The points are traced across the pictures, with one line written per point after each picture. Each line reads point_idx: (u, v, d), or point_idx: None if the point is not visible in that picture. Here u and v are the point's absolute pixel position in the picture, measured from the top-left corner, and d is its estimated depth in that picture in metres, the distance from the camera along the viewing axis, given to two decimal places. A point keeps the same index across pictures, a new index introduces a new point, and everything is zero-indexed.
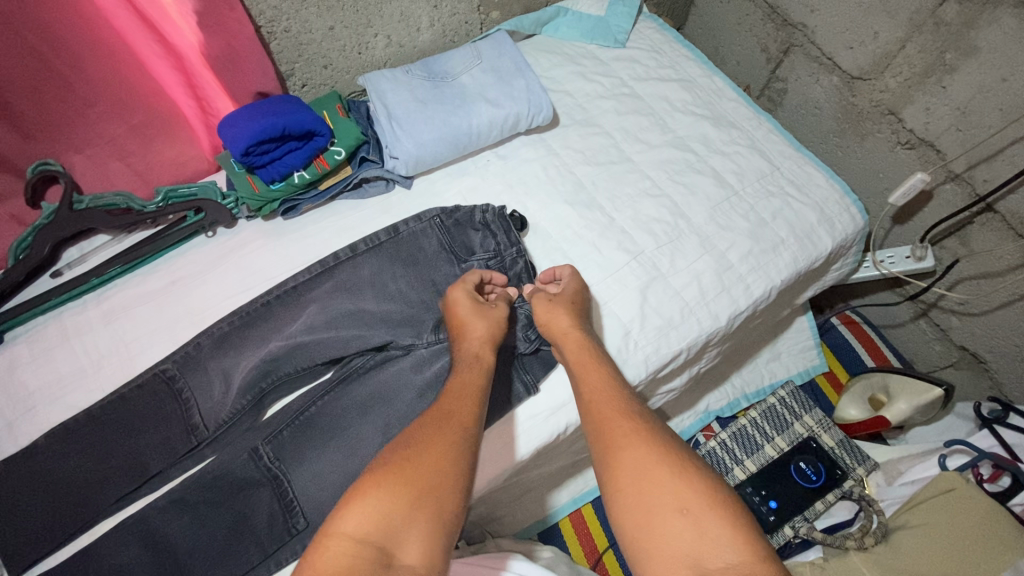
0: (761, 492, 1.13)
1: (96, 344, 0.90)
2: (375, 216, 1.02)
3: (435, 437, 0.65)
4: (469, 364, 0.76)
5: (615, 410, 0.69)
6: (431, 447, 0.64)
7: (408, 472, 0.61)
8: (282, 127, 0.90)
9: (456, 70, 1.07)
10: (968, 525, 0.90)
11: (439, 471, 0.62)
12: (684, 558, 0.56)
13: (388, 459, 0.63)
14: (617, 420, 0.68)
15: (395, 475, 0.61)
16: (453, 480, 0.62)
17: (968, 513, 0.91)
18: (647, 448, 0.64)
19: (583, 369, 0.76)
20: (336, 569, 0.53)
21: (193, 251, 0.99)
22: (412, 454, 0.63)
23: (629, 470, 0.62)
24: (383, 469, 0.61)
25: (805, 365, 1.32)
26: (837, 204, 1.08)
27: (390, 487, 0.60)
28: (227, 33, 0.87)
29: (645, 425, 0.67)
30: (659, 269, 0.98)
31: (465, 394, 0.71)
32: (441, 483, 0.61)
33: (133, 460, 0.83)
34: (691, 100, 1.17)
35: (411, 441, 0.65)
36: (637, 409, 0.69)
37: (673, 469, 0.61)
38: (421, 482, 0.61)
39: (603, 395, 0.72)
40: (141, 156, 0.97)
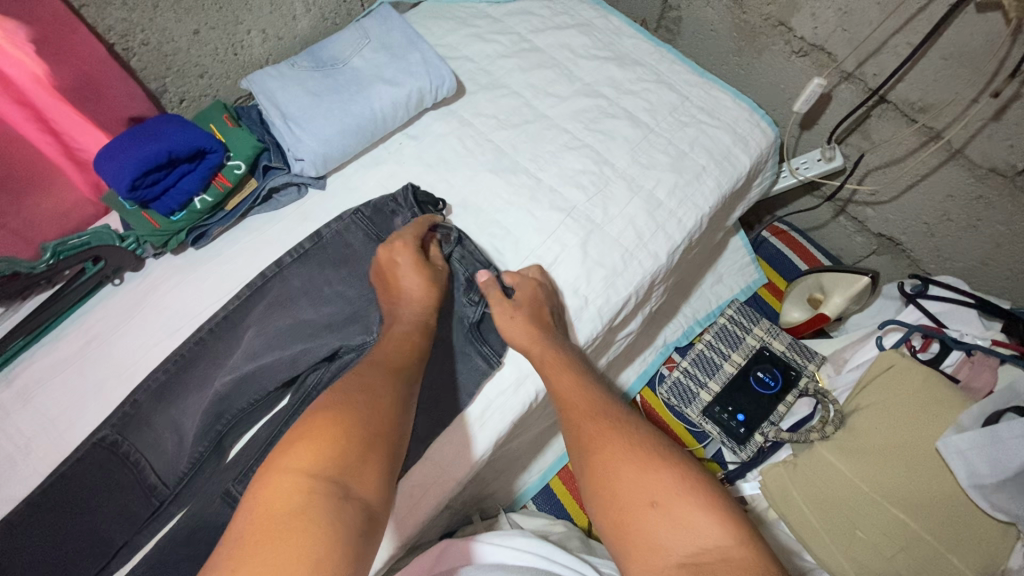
0: (728, 408, 1.19)
1: (17, 428, 0.82)
2: (295, 225, 0.96)
3: (368, 383, 0.70)
4: (411, 327, 0.81)
5: (589, 414, 0.74)
6: (370, 393, 0.68)
7: (348, 418, 0.64)
8: (167, 152, 0.82)
9: (346, 54, 1.00)
10: (909, 392, 1.00)
11: (378, 416, 0.66)
12: (662, 549, 0.60)
13: (328, 405, 0.65)
14: (589, 423, 0.72)
15: (335, 419, 0.63)
16: (389, 418, 0.67)
17: (910, 384, 1.00)
18: (618, 447, 0.68)
19: (552, 375, 0.80)
20: (286, 502, 0.55)
21: (101, 304, 0.91)
22: (350, 400, 0.66)
23: (603, 472, 0.67)
24: (321, 415, 0.64)
25: (745, 282, 1.38)
26: (747, 121, 1.11)
27: (330, 433, 0.61)
28: (75, 58, 0.79)
29: (614, 424, 0.72)
30: (594, 220, 0.98)
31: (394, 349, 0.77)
32: (380, 418, 0.66)
33: (96, 536, 0.78)
34: (592, 44, 1.15)
35: (351, 388, 0.69)
36: (608, 407, 0.75)
37: (641, 465, 0.66)
38: (367, 426, 0.64)
39: (578, 398, 0.76)
40: (14, 213, 0.86)
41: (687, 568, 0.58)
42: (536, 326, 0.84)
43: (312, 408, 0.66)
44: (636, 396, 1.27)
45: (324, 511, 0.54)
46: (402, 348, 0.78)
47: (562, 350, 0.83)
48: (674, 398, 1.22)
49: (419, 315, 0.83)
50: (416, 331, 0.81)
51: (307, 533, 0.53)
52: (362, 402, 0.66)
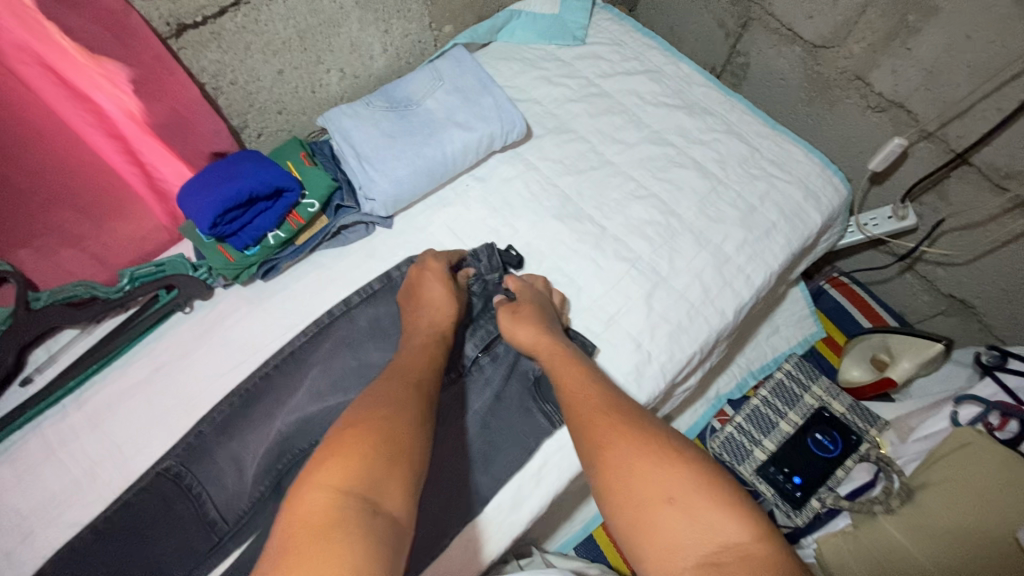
0: (783, 469, 1.15)
1: (86, 451, 0.84)
2: (361, 263, 0.97)
3: (391, 394, 0.66)
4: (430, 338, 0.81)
5: (596, 407, 0.69)
6: (397, 403, 0.64)
7: (376, 429, 0.60)
8: (247, 192, 0.84)
9: (420, 95, 1.02)
10: (982, 474, 0.92)
11: (405, 427, 0.62)
12: (681, 548, 0.56)
13: (353, 417, 0.62)
14: (599, 418, 0.68)
15: (362, 431, 0.60)
16: (415, 429, 0.63)
17: (982, 464, 0.93)
18: (630, 442, 0.64)
19: (558, 370, 0.77)
20: (322, 520, 0.50)
21: (170, 332, 0.92)
22: (376, 413, 0.63)
23: (614, 466, 0.62)
24: (347, 430, 0.60)
25: (802, 335, 1.34)
26: (820, 177, 1.08)
27: (359, 445, 0.58)
28: (170, 98, 0.81)
29: (624, 416, 0.68)
30: (660, 272, 0.96)
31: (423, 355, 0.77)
32: (408, 430, 0.62)
33: (154, 569, 0.77)
34: (661, 90, 1.14)
35: (377, 400, 0.65)
36: (615, 400, 0.71)
37: (655, 460, 0.61)
38: (397, 438, 0.60)
39: (586, 394, 0.72)
40: (95, 238, 0.91)
41: (709, 568, 0.54)
42: (535, 321, 0.83)
43: (339, 421, 0.62)
44: None
45: (356, 527, 0.50)
46: (427, 361, 0.75)
47: (567, 348, 0.80)
48: (726, 454, 1.18)
49: (437, 326, 0.83)
50: (432, 340, 0.80)
51: (344, 550, 0.48)
52: (389, 414, 0.62)
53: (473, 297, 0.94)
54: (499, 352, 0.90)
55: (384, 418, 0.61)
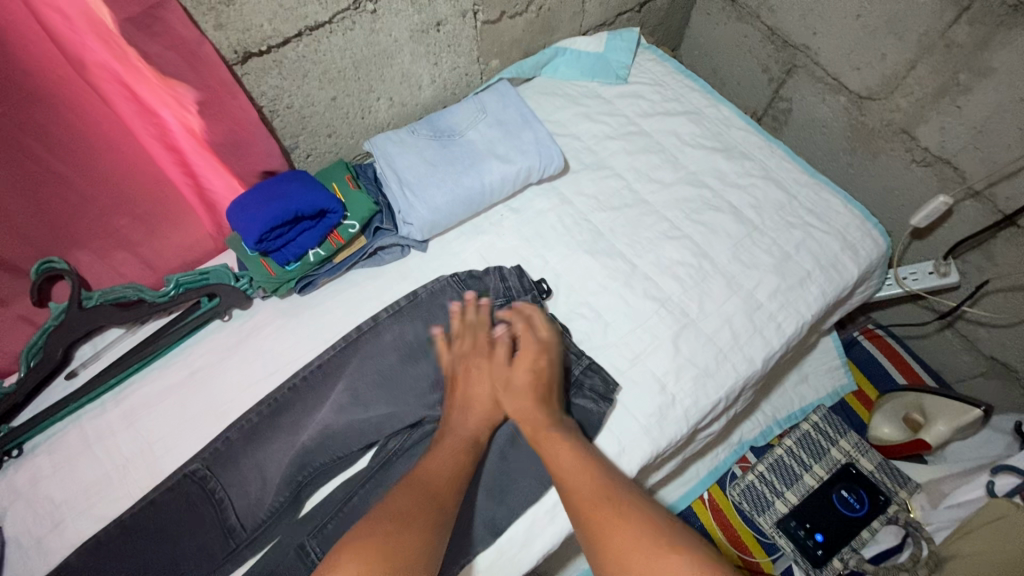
0: (805, 525, 1.11)
1: (120, 447, 0.87)
2: (394, 284, 1.00)
3: (405, 507, 0.71)
4: (464, 441, 0.81)
5: (589, 487, 0.72)
6: (409, 520, 0.69)
7: (385, 550, 0.64)
8: (294, 211, 0.87)
9: (462, 126, 1.05)
10: (1005, 540, 0.86)
11: (413, 548, 0.66)
12: None
13: (367, 530, 0.67)
14: (596, 509, 0.70)
15: (373, 551, 0.64)
16: (425, 556, 0.66)
17: (1010, 533, 0.87)
18: (627, 534, 0.66)
19: (548, 451, 0.77)
20: None
21: (208, 338, 0.96)
22: (389, 532, 0.67)
23: (609, 548, 0.65)
24: (360, 544, 0.65)
25: (833, 385, 1.30)
26: (859, 229, 1.06)
27: (366, 565, 0.63)
28: (231, 120, 0.86)
29: (618, 496, 0.70)
30: (689, 314, 0.96)
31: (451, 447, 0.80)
32: (416, 554, 0.66)
33: (171, 569, 0.79)
34: (700, 132, 1.15)
35: (390, 513, 0.70)
36: (609, 479, 0.73)
37: (653, 553, 0.63)
38: (397, 551, 0.65)
39: (580, 479, 0.73)
40: (146, 244, 0.97)
41: None
42: (529, 394, 0.82)
43: (352, 531, 0.68)
44: (704, 493, 1.22)
45: None
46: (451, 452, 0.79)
47: (553, 426, 0.80)
48: (747, 503, 1.16)
49: (473, 428, 0.83)
50: (465, 445, 0.81)
51: None
52: (398, 533, 0.67)
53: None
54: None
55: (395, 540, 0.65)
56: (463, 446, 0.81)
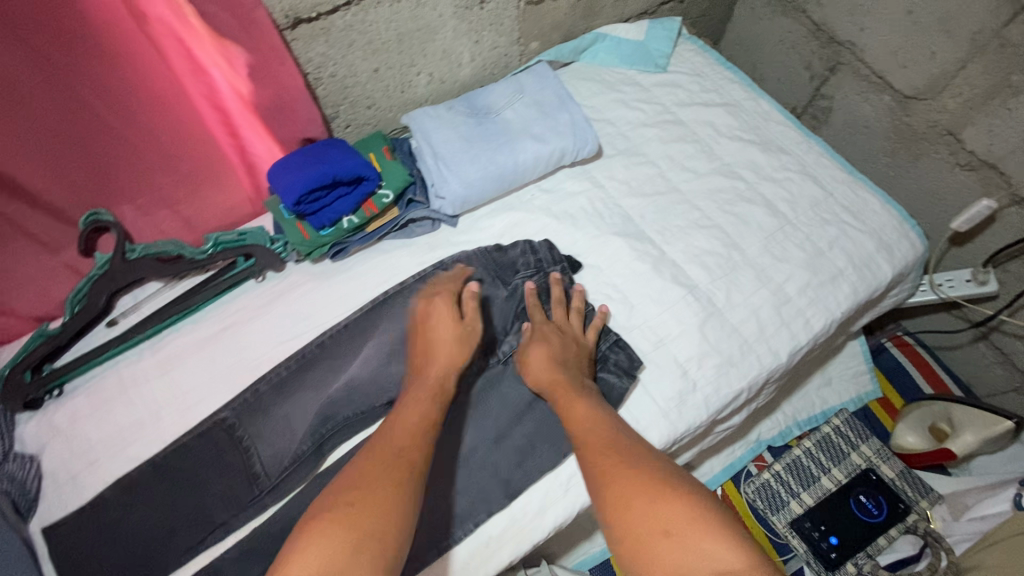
0: (819, 527, 1.10)
1: (154, 393, 0.91)
2: (423, 256, 1.01)
3: (368, 469, 0.67)
4: (428, 390, 0.79)
5: (601, 443, 0.71)
6: (373, 481, 0.65)
7: (348, 517, 0.60)
8: (333, 175, 0.90)
9: (499, 105, 1.06)
10: None
11: (380, 509, 0.62)
12: None
13: (331, 500, 0.63)
14: (602, 454, 0.69)
15: (335, 518, 0.60)
16: (392, 513, 0.62)
17: None
18: (629, 474, 0.65)
19: (567, 408, 0.78)
20: None
21: (242, 296, 0.99)
22: (352, 496, 0.63)
23: (613, 496, 0.64)
24: (323, 515, 0.61)
25: (857, 391, 1.28)
26: (895, 230, 1.04)
27: (328, 534, 0.58)
28: (277, 84, 0.88)
29: (628, 451, 0.69)
30: (715, 304, 0.96)
31: (423, 401, 0.78)
32: (382, 513, 0.62)
33: (199, 509, 0.83)
34: (738, 124, 1.14)
35: (355, 479, 0.66)
36: (621, 436, 0.72)
37: (650, 493, 0.62)
38: (363, 513, 0.61)
39: (596, 431, 0.73)
40: (189, 203, 1.01)
41: None
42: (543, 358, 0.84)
43: (316, 503, 0.64)
44: (718, 488, 1.21)
45: None
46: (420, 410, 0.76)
47: (577, 388, 0.80)
48: (760, 501, 1.14)
49: (437, 381, 0.81)
50: (433, 393, 0.79)
51: None
52: (360, 494, 0.63)
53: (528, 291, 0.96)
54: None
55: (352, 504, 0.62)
56: (432, 389, 0.80)
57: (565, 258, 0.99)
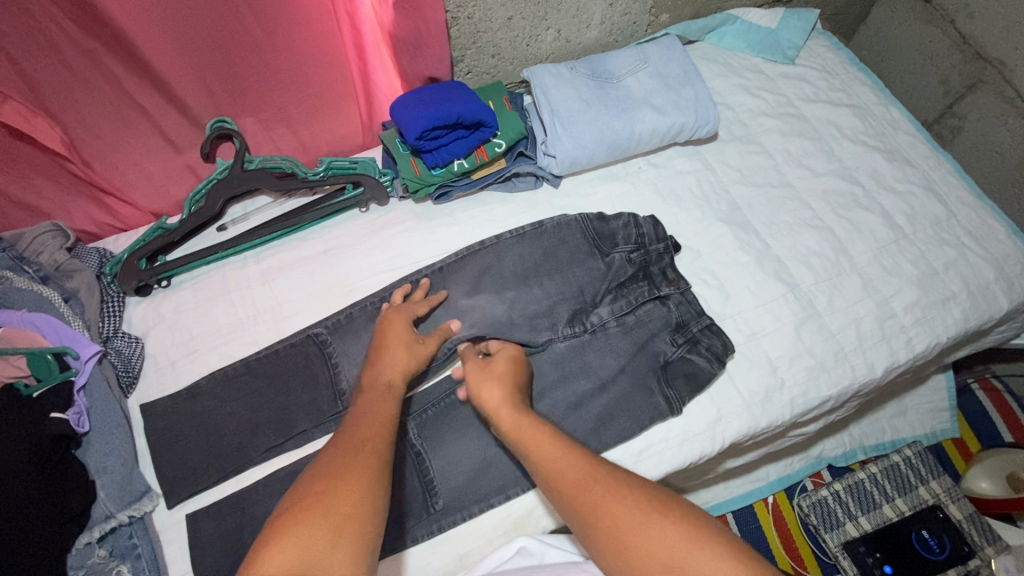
0: (874, 553, 1.07)
1: (253, 299, 0.95)
2: (523, 212, 1.01)
3: (335, 464, 0.63)
4: (378, 391, 0.73)
5: (574, 473, 0.65)
6: (343, 476, 0.62)
7: (324, 509, 0.59)
8: (456, 115, 0.90)
9: (622, 72, 1.04)
10: None
11: (353, 502, 0.60)
12: None
13: (304, 492, 0.61)
14: (581, 485, 0.64)
15: (311, 513, 0.58)
16: (362, 507, 0.60)
17: None
18: (622, 506, 0.62)
19: (524, 440, 0.69)
20: None
21: (345, 223, 1.02)
22: (324, 488, 0.61)
23: (610, 539, 0.61)
24: (296, 510, 0.59)
25: (933, 427, 1.23)
26: (1019, 262, 0.98)
27: (304, 529, 0.57)
28: (420, 18, 0.88)
29: (605, 478, 0.65)
30: (816, 306, 0.93)
31: (378, 414, 0.70)
32: (355, 508, 0.60)
33: (283, 415, 0.86)
34: (863, 129, 1.09)
35: (325, 472, 0.62)
36: (593, 462, 0.66)
37: (650, 526, 0.60)
38: (331, 515, 0.58)
39: (561, 463, 0.66)
40: (306, 125, 1.04)
41: None
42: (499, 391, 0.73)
43: (285, 499, 0.61)
44: (768, 496, 1.19)
45: None
46: (380, 411, 0.71)
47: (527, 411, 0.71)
48: (814, 517, 1.11)
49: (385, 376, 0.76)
50: (382, 391, 0.73)
51: None
52: (331, 490, 0.60)
53: (627, 265, 0.95)
54: (629, 323, 0.91)
55: (322, 496, 0.59)
56: (381, 393, 0.73)
57: (666, 239, 0.96)
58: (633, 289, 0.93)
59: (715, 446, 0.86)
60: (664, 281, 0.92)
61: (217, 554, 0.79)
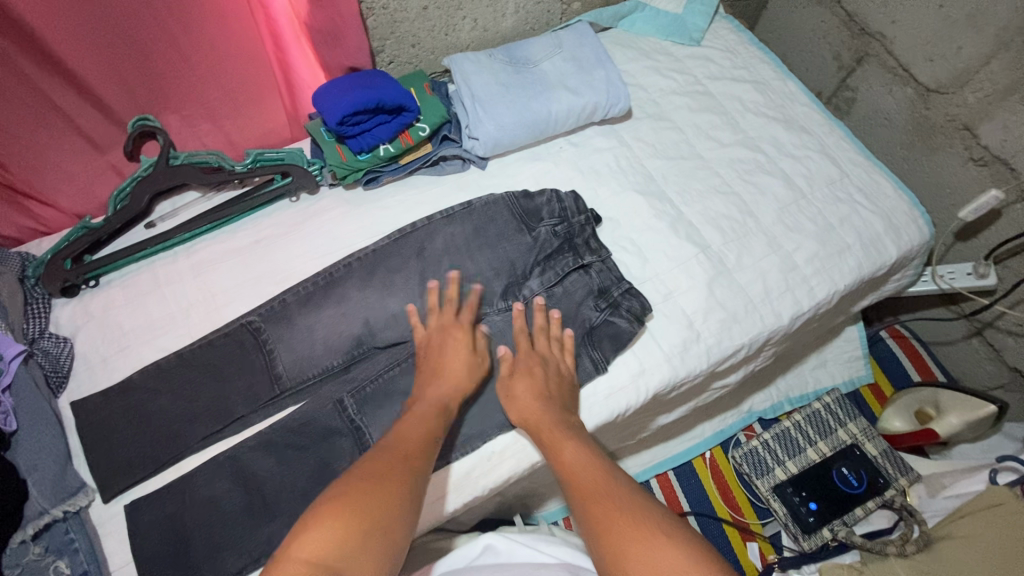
0: (801, 493, 1.15)
1: (186, 293, 0.96)
2: (451, 193, 1.05)
3: (376, 473, 0.70)
4: (433, 412, 0.81)
5: (594, 485, 0.73)
6: (383, 485, 0.68)
7: (360, 507, 0.64)
8: (376, 99, 0.94)
9: (538, 58, 1.09)
10: (1008, 533, 0.91)
11: (388, 509, 0.66)
12: None
13: (342, 489, 0.66)
14: (601, 505, 0.70)
15: (348, 510, 0.64)
16: (397, 515, 0.67)
17: (1013, 527, 0.92)
18: (632, 528, 0.66)
19: (558, 451, 0.78)
20: None
21: (276, 214, 1.03)
22: (360, 491, 0.66)
23: (612, 547, 0.65)
24: (333, 505, 0.64)
25: (850, 375, 1.33)
26: (905, 214, 1.08)
27: (340, 525, 0.62)
28: (334, 10, 0.92)
29: (619, 496, 0.70)
30: (726, 264, 1.00)
31: (424, 433, 0.78)
32: (388, 515, 0.66)
33: (219, 402, 0.87)
34: (764, 102, 1.18)
35: (363, 478, 0.68)
36: (613, 478, 0.73)
37: (650, 539, 0.64)
38: (369, 515, 0.64)
39: (586, 475, 0.74)
40: (232, 120, 1.06)
41: None
42: (537, 401, 0.83)
43: (324, 493, 0.66)
44: (706, 452, 1.25)
45: None
46: (425, 433, 0.78)
47: (565, 426, 0.81)
48: (746, 466, 1.19)
49: (440, 397, 0.83)
50: (434, 411, 0.82)
51: None
52: (370, 493, 0.66)
53: (553, 238, 1.00)
54: (558, 294, 0.97)
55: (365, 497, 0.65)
56: (429, 414, 0.81)
57: (589, 213, 1.01)
58: (561, 260, 0.98)
59: (640, 398, 0.92)
60: (588, 251, 0.97)
61: (158, 541, 0.80)
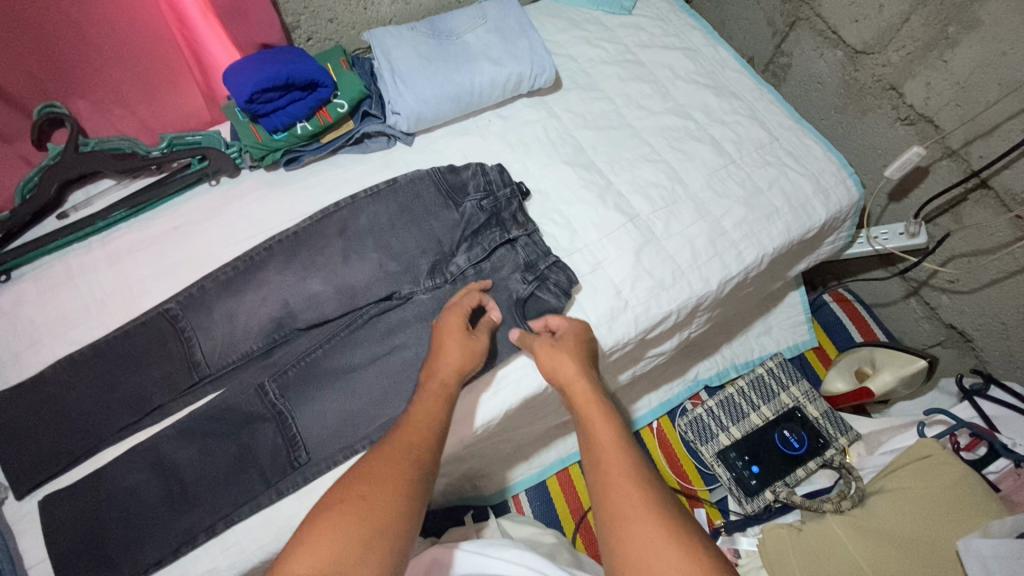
0: (744, 457, 1.16)
1: (100, 283, 0.93)
2: (376, 171, 1.03)
3: (378, 469, 0.67)
4: (439, 394, 0.77)
5: (625, 474, 0.67)
6: (380, 484, 0.65)
7: (356, 516, 0.62)
8: (286, 76, 0.92)
9: (461, 29, 1.07)
10: (940, 486, 0.93)
11: (388, 509, 0.64)
12: None
13: (342, 495, 0.65)
14: (626, 493, 0.65)
15: (344, 519, 0.62)
16: (400, 512, 0.64)
17: (943, 477, 0.94)
18: (654, 526, 0.62)
19: (589, 425, 0.73)
20: None
21: (195, 199, 1.00)
22: (357, 495, 0.64)
23: (633, 548, 0.61)
24: (332, 513, 0.63)
25: (794, 339, 1.34)
26: (833, 175, 1.09)
27: (336, 535, 0.60)
28: None
29: (651, 495, 0.65)
30: (654, 232, 1.00)
31: (430, 415, 0.74)
32: (387, 516, 0.63)
33: (134, 393, 0.85)
34: (695, 69, 1.17)
35: (365, 476, 0.66)
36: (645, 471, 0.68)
37: (679, 547, 0.60)
38: (369, 522, 0.62)
39: (617, 459, 0.69)
40: (146, 105, 1.02)
41: None
42: (576, 378, 0.78)
43: (323, 499, 0.66)
44: (653, 422, 1.26)
45: None
46: (431, 422, 0.74)
47: (601, 399, 0.76)
48: (691, 433, 1.20)
49: (443, 380, 0.78)
50: (443, 395, 0.77)
51: None
52: (369, 496, 0.64)
53: (479, 213, 0.97)
54: (485, 270, 0.95)
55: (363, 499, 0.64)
56: (439, 394, 0.76)
57: (520, 186, 1.00)
58: (489, 236, 0.96)
59: None
60: (515, 224, 0.96)
61: (72, 536, 0.78)
